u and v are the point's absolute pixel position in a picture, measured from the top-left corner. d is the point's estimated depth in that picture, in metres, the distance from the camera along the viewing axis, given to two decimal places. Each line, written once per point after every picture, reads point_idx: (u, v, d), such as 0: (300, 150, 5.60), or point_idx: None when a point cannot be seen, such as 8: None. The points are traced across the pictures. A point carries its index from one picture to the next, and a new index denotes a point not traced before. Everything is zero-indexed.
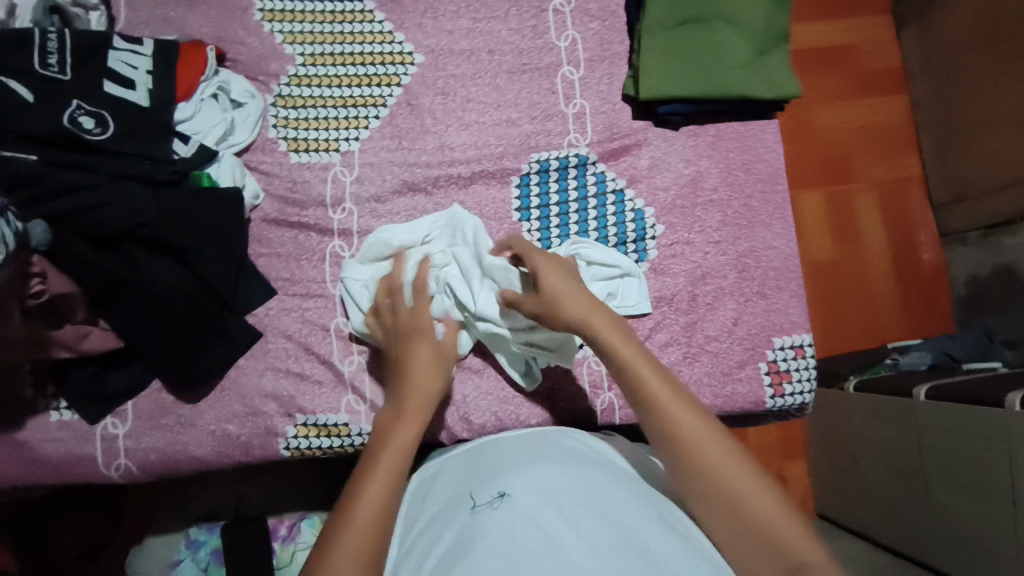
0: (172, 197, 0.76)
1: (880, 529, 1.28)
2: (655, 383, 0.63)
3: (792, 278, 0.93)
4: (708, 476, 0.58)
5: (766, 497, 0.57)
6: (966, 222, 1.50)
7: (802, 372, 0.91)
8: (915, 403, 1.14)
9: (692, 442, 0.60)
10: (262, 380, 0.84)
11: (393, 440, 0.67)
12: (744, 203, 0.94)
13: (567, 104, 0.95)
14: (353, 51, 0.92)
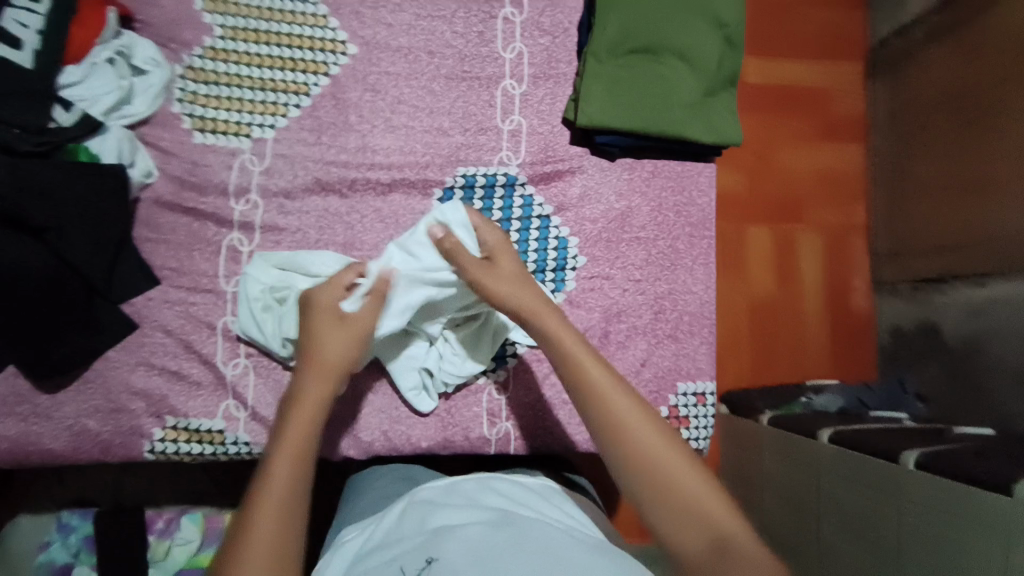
0: (36, 170, 0.69)
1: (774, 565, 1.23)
2: (596, 368, 0.65)
3: (703, 326, 0.92)
4: (638, 458, 0.60)
5: (693, 475, 0.58)
6: (899, 275, 1.49)
7: (700, 420, 0.91)
8: (818, 446, 1.10)
9: (626, 426, 0.61)
10: (134, 375, 0.78)
11: (294, 425, 0.65)
12: (669, 244, 0.93)
13: (503, 119, 0.91)
14: (281, 30, 0.86)
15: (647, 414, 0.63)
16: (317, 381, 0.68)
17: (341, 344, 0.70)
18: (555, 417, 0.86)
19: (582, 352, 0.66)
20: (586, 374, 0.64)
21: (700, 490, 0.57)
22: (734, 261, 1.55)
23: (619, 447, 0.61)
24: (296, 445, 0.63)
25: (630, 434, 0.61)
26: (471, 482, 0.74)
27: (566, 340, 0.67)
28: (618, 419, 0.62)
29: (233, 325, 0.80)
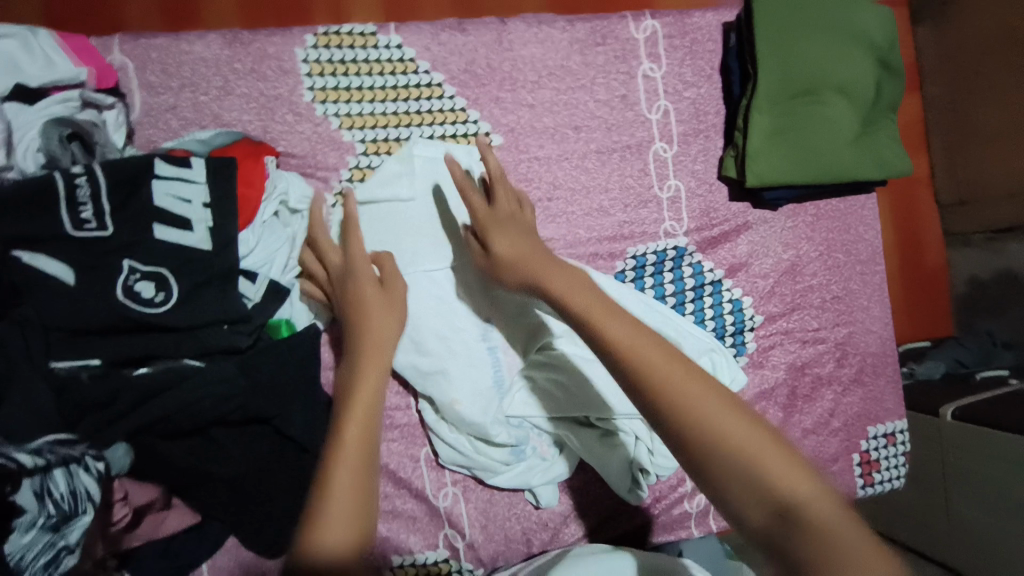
0: (259, 364, 0.64)
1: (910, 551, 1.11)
2: (614, 325, 0.51)
3: (886, 364, 0.92)
4: (685, 415, 0.44)
5: (790, 466, 0.41)
6: (972, 223, 1.24)
7: (891, 460, 0.91)
8: (940, 422, 1.03)
9: (666, 382, 0.46)
10: None
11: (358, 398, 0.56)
12: (843, 286, 0.90)
13: (661, 187, 0.86)
14: (419, 134, 0.79)
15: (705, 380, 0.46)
16: (368, 368, 0.58)
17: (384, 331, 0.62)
18: None
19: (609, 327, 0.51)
20: (607, 339, 0.50)
21: (796, 488, 0.41)
22: None
23: (677, 435, 0.44)
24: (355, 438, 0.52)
25: (694, 417, 0.44)
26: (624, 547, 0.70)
27: (601, 322, 0.51)
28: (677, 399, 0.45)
29: (439, 458, 0.78)
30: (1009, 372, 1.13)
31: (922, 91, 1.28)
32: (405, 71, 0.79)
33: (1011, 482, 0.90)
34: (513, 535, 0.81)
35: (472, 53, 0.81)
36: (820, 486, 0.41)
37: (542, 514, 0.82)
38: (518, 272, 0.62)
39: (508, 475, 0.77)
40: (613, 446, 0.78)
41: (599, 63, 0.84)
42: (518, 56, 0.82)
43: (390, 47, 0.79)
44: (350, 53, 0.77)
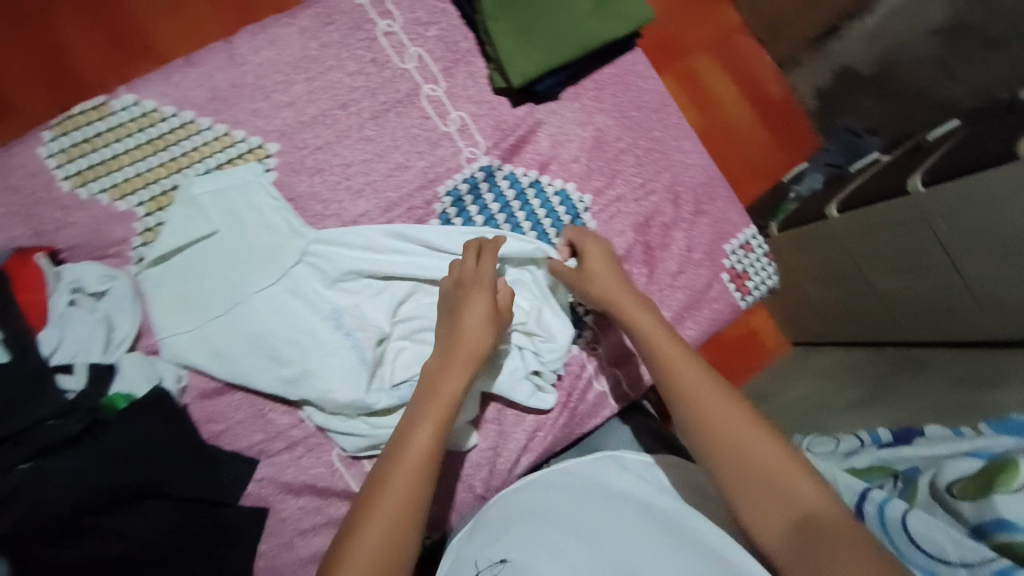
0: (103, 441, 0.70)
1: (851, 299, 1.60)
2: (674, 352, 0.73)
3: (717, 187, 0.97)
4: (728, 442, 0.66)
5: (781, 455, 0.63)
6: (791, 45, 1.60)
7: (756, 266, 0.99)
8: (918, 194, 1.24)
9: (715, 410, 0.68)
10: (296, 550, 0.78)
11: (435, 412, 0.68)
12: (649, 137, 0.95)
13: (445, 123, 0.89)
14: (191, 174, 0.80)
15: (721, 390, 0.70)
16: (446, 388, 0.71)
17: (466, 363, 0.73)
18: None
19: (657, 332, 0.76)
20: (667, 357, 0.73)
21: (780, 462, 0.63)
22: None
23: (695, 415, 0.69)
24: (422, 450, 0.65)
25: (704, 408, 0.68)
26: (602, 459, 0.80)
27: (664, 351, 0.74)
28: (693, 392, 0.70)
29: (348, 450, 0.80)
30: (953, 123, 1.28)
31: None
32: (152, 123, 0.80)
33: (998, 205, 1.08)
34: (453, 485, 0.85)
35: (211, 81, 0.82)
36: (807, 474, 0.62)
37: (473, 458, 0.86)
38: (609, 301, 0.79)
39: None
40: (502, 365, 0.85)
41: (335, 40, 0.86)
42: (256, 65, 0.83)
43: (128, 106, 0.79)
44: (95, 129, 0.79)
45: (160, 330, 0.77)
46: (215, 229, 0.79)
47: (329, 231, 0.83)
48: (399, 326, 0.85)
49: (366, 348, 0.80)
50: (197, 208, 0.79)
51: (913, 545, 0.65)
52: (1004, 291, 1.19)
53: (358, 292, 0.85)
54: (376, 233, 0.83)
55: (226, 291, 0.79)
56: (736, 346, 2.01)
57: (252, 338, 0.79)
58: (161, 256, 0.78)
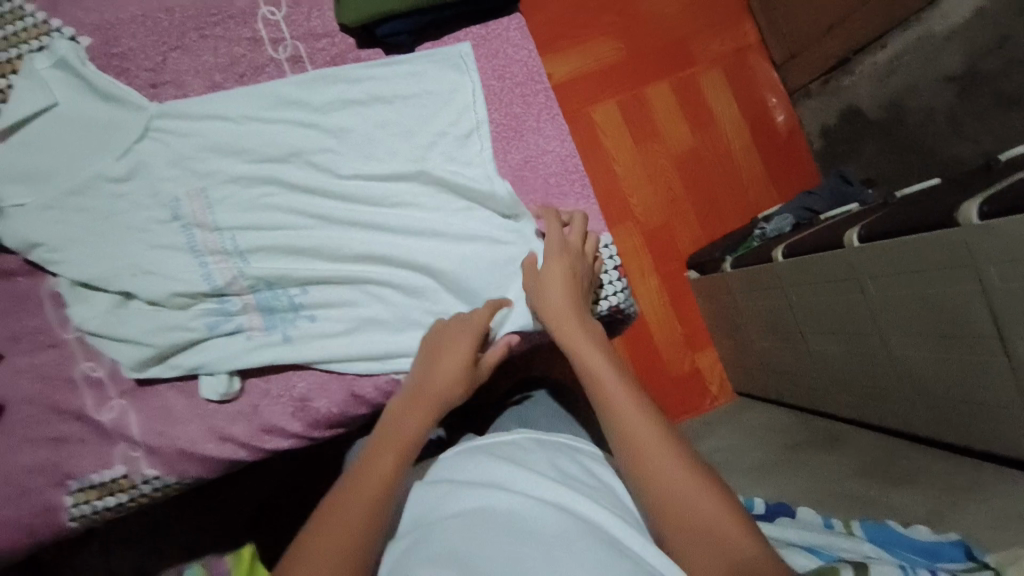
0: None
1: (788, 356, 1.48)
2: (607, 376, 0.69)
3: (574, 181, 0.87)
4: (654, 479, 0.60)
5: (695, 483, 0.59)
6: (807, 75, 1.78)
7: (603, 277, 0.87)
8: (850, 251, 1.11)
9: (635, 429, 0.64)
10: (15, 457, 0.75)
11: (390, 445, 0.68)
12: (505, 112, 0.86)
13: (276, 49, 0.83)
14: (28, 51, 0.78)
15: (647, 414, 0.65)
16: (389, 446, 0.68)
17: (418, 417, 0.71)
18: None
19: (585, 355, 0.71)
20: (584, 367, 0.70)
21: (699, 493, 0.58)
22: (649, 126, 1.82)
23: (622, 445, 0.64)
24: (370, 496, 0.63)
25: (637, 436, 0.63)
26: (483, 454, 0.71)
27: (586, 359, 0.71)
28: (624, 422, 0.64)
29: (126, 371, 0.77)
30: (854, 206, 1.48)
31: None
32: None
33: (952, 289, 0.94)
34: (196, 433, 0.77)
35: None
36: (723, 502, 0.58)
37: (228, 408, 0.79)
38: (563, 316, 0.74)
39: (216, 351, 0.78)
40: (347, 275, 0.82)
41: None
42: None
43: None
44: None
45: None
46: (56, 102, 0.77)
47: (176, 105, 0.79)
48: (194, 244, 0.79)
49: (203, 249, 0.79)
50: (34, 83, 0.77)
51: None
52: (940, 396, 1.05)
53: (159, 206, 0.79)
54: (190, 150, 0.79)
55: (66, 168, 0.77)
56: (677, 386, 1.84)
57: (18, 235, 0.75)
58: (3, 128, 0.76)
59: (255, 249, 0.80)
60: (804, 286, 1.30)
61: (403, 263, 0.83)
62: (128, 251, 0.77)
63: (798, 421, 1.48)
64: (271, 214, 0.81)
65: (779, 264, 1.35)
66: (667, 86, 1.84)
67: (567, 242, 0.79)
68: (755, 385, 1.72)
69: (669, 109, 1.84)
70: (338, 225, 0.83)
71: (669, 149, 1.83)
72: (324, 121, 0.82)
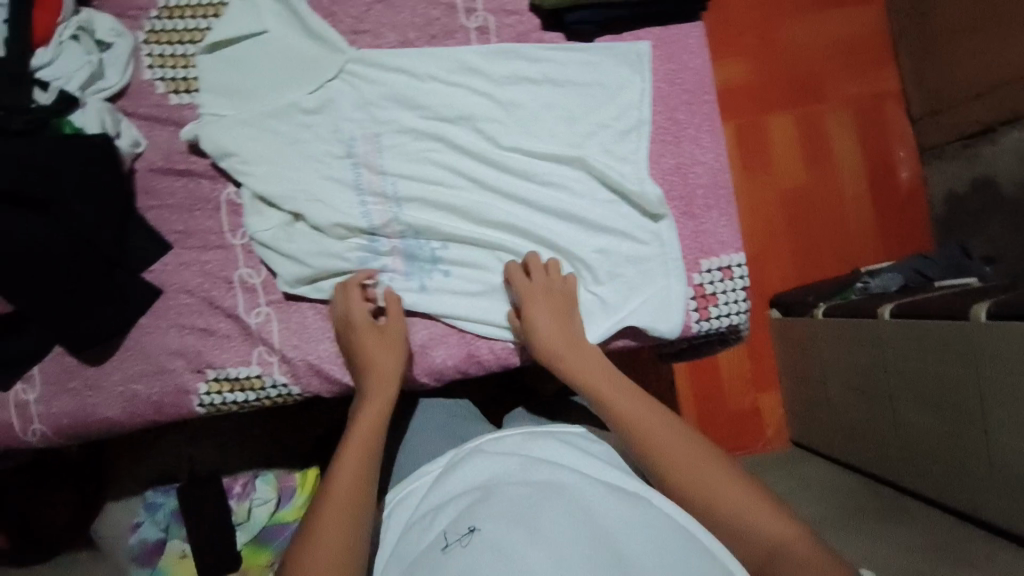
0: (31, 146, 0.73)
1: (863, 416, 1.45)
2: (620, 398, 0.76)
3: (720, 197, 0.87)
4: (686, 484, 0.67)
5: (723, 475, 0.67)
6: (945, 135, 1.70)
7: (728, 295, 0.87)
8: (974, 327, 1.08)
9: (657, 440, 0.71)
10: (167, 338, 0.82)
11: (351, 447, 0.73)
12: (668, 117, 0.88)
13: (467, 18, 0.87)
14: None
15: (663, 418, 0.73)
16: (350, 458, 0.72)
17: (365, 427, 0.75)
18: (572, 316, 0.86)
19: (596, 380, 0.78)
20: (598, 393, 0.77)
21: (729, 484, 0.66)
22: (764, 156, 1.79)
23: (644, 451, 0.71)
24: (348, 490, 0.68)
25: (661, 448, 0.70)
26: (547, 433, 0.77)
27: (598, 387, 0.77)
28: (641, 431, 0.72)
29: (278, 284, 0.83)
30: (970, 281, 1.41)
31: (880, 5, 1.81)
32: None
33: None
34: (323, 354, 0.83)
35: None
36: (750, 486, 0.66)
37: None
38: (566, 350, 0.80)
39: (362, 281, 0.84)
40: (485, 240, 0.87)
41: None
42: None
43: None
44: None
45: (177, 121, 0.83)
46: (265, 29, 0.83)
47: (369, 53, 0.85)
48: (360, 180, 0.86)
49: (366, 188, 0.86)
50: (250, 7, 0.83)
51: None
52: None
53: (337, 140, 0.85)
54: (376, 98, 0.86)
55: (262, 91, 0.84)
56: (734, 421, 1.80)
57: (211, 141, 0.81)
58: (215, 41, 0.82)
59: (411, 198, 0.86)
60: (906, 350, 1.27)
61: (539, 239, 0.87)
62: (303, 175, 0.84)
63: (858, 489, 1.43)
64: (433, 168, 0.87)
65: (884, 323, 1.31)
66: (792, 120, 1.79)
67: (549, 279, 0.83)
68: (814, 438, 1.68)
69: (788, 143, 1.79)
70: (487, 192, 0.87)
71: (778, 183, 1.79)
72: (497, 94, 0.86)
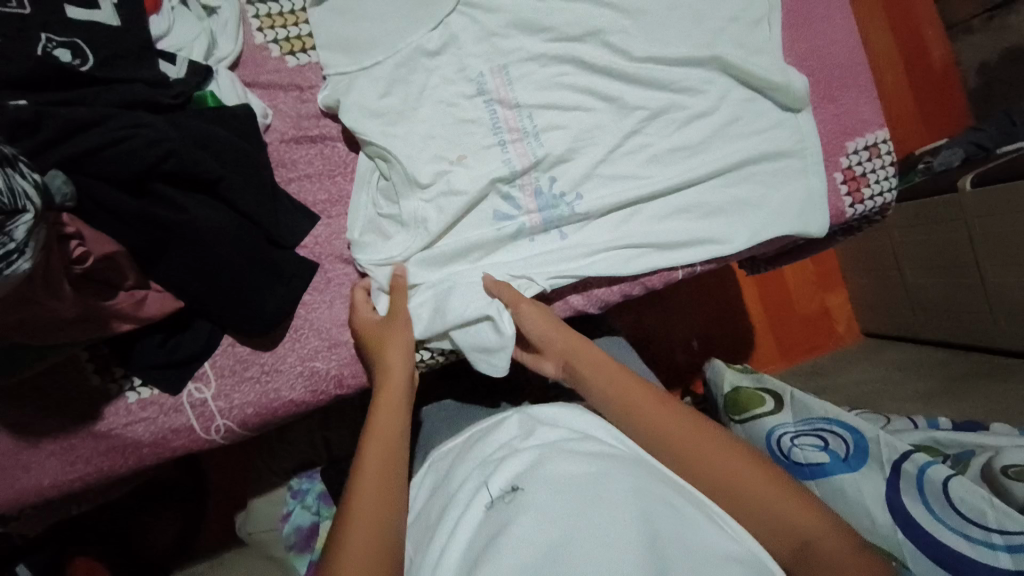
0: (185, 121, 0.67)
1: (945, 290, 1.42)
2: (603, 366, 0.65)
3: (857, 75, 0.86)
4: (697, 465, 0.56)
5: (764, 478, 0.54)
6: (972, 8, 1.59)
7: (879, 173, 0.86)
8: None
9: (655, 415, 0.60)
10: (334, 310, 0.78)
11: (382, 414, 0.64)
12: (794, 1, 0.86)
13: None
14: None
15: (681, 412, 0.60)
16: (376, 454, 0.60)
17: (390, 407, 0.65)
18: (735, 217, 0.83)
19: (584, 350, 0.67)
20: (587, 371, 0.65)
21: (773, 493, 0.53)
22: None
23: (661, 446, 0.59)
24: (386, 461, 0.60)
25: (665, 421, 0.59)
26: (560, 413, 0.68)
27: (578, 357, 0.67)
28: (656, 427, 0.59)
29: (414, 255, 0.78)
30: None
31: None
32: None
33: None
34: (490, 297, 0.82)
35: None
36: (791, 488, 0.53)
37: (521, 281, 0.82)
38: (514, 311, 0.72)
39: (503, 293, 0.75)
40: (625, 163, 0.82)
41: None
42: None
43: None
44: None
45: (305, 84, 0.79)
46: None
47: None
48: (495, 110, 0.81)
49: (504, 126, 0.81)
50: None
51: (950, 508, 0.73)
52: None
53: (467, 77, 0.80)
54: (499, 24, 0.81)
55: (383, 38, 0.79)
56: (805, 324, 1.73)
57: (348, 101, 0.77)
58: None
59: (545, 129, 0.82)
60: (989, 216, 1.24)
61: (691, 151, 0.83)
62: (441, 120, 0.80)
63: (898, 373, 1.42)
64: (564, 92, 0.82)
65: (965, 195, 1.29)
66: None
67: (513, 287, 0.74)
68: (889, 324, 1.64)
69: None
70: (619, 109, 0.83)
71: None
72: (621, 2, 0.82)
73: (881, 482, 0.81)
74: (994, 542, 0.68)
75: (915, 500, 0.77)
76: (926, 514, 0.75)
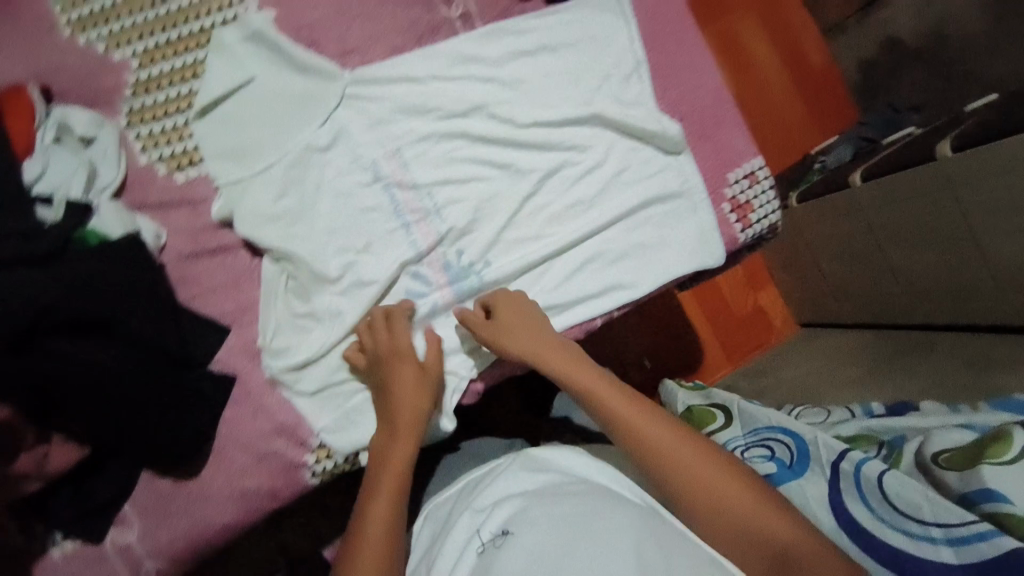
0: (68, 266, 0.66)
1: (858, 278, 1.50)
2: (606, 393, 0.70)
3: (729, 111, 0.93)
4: (688, 485, 0.62)
5: (748, 499, 0.60)
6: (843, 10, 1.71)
7: (760, 198, 0.93)
8: (942, 163, 1.17)
9: (652, 440, 0.65)
10: (257, 421, 0.76)
11: (376, 495, 0.69)
12: (660, 51, 0.92)
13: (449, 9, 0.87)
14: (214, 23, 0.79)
15: (684, 436, 0.66)
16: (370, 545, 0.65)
17: (388, 483, 0.70)
18: (640, 261, 0.87)
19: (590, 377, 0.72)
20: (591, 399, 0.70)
21: (756, 513, 0.59)
22: None
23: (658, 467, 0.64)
24: (380, 542, 0.65)
25: (659, 446, 0.65)
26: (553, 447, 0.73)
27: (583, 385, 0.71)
28: (656, 450, 0.64)
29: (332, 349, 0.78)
30: (908, 131, 1.45)
31: None
32: None
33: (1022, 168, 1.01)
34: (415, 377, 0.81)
35: None
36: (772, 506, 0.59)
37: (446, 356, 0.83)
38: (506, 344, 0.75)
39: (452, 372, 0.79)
40: (524, 226, 0.85)
41: None
42: None
43: None
44: None
45: (197, 198, 0.79)
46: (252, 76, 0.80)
47: (365, 70, 0.82)
48: (393, 194, 0.82)
49: (404, 209, 0.82)
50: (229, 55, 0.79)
51: (888, 504, 0.73)
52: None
53: (360, 167, 0.82)
54: (384, 112, 0.83)
55: (270, 142, 0.80)
56: (744, 325, 1.80)
57: (241, 210, 0.77)
58: (203, 104, 0.78)
59: (443, 204, 0.84)
60: (885, 206, 1.33)
61: (588, 205, 0.87)
62: (340, 213, 0.80)
63: (829, 360, 1.48)
64: (459, 166, 0.84)
65: (859, 189, 1.38)
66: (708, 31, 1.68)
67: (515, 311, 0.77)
68: (817, 313, 1.72)
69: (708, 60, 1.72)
70: (513, 175, 0.86)
71: None
72: (501, 75, 0.86)
73: (822, 485, 0.81)
74: (933, 536, 0.68)
75: (855, 499, 0.76)
76: (863, 510, 0.75)
